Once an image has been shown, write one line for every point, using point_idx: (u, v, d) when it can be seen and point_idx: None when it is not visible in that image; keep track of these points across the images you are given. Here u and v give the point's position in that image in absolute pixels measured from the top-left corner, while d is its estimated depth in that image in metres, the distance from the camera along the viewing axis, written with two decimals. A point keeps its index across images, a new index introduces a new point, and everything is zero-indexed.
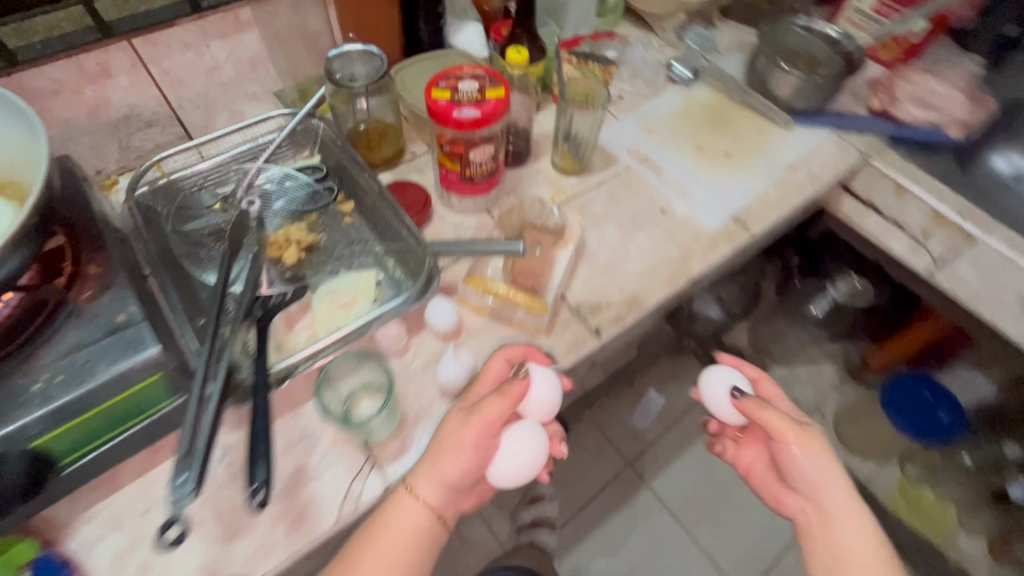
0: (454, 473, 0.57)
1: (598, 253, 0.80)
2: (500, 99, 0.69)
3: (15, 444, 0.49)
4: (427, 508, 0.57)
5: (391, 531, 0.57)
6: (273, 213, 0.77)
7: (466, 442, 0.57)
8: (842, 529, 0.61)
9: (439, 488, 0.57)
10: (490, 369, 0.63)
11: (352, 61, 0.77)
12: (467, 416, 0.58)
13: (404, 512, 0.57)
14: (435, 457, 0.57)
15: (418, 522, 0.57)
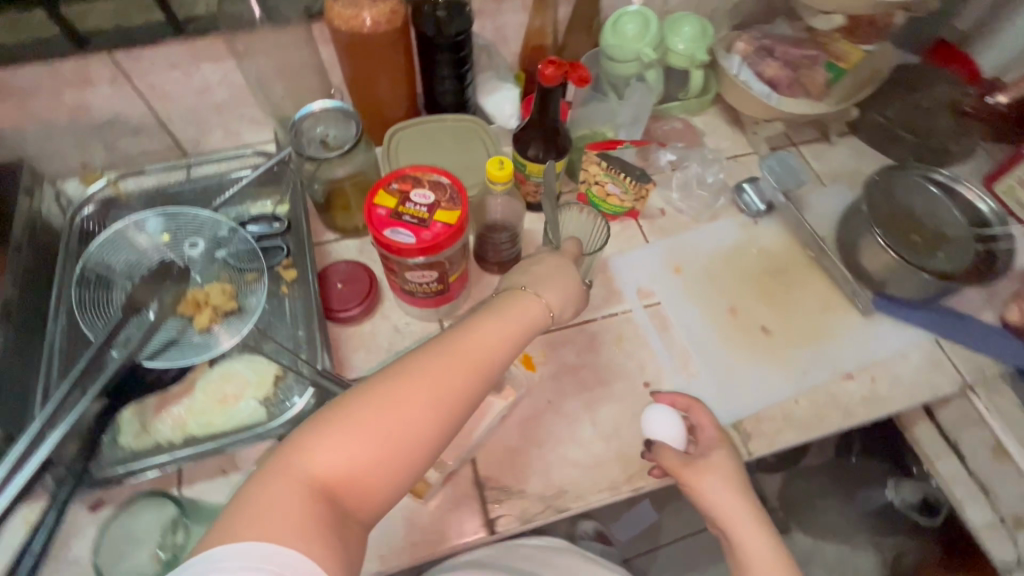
0: (506, 347, 0.48)
1: (540, 417, 0.65)
2: (448, 225, 0.56)
3: None
4: (479, 361, 0.45)
5: (432, 368, 0.43)
6: (208, 264, 0.68)
7: (523, 326, 0.49)
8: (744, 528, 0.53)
9: (488, 361, 0.46)
10: (537, 282, 0.53)
11: (324, 121, 0.67)
12: (523, 301, 0.51)
13: (453, 360, 0.44)
14: (490, 325, 0.48)
15: (472, 366, 0.45)
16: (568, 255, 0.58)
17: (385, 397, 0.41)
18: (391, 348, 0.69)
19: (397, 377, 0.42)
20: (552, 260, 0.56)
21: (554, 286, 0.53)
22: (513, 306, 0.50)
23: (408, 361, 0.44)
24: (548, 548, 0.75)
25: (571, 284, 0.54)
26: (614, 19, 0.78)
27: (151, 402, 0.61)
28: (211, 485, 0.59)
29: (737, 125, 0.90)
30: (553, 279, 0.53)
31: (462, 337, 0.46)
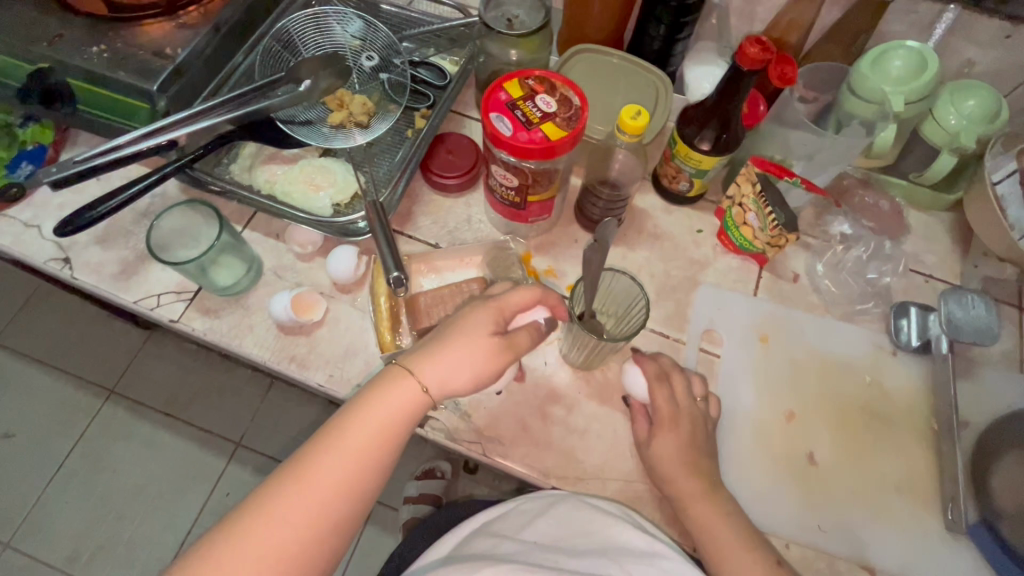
0: (363, 460, 0.47)
1: (527, 370, 0.63)
2: (547, 140, 0.53)
3: (63, 71, 0.66)
4: (332, 487, 0.45)
5: (286, 509, 0.44)
6: (369, 79, 0.75)
7: (388, 425, 0.48)
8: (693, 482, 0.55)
9: (344, 485, 0.46)
10: (418, 359, 0.49)
11: (518, 0, 0.69)
12: (389, 395, 0.48)
13: (304, 492, 0.45)
14: (348, 437, 0.47)
15: (325, 496, 0.45)
16: (487, 329, 0.49)
17: (230, 558, 0.43)
18: (453, 232, 0.71)
19: (248, 527, 0.44)
20: (474, 329, 0.49)
21: (432, 365, 0.48)
22: (372, 405, 0.47)
23: (260, 509, 0.44)
24: (542, 499, 0.59)
25: (467, 368, 0.49)
26: (884, 48, 0.64)
27: (263, 152, 0.71)
28: (264, 240, 0.69)
29: (959, 246, 0.70)
30: (441, 361, 0.48)
31: (312, 459, 0.46)
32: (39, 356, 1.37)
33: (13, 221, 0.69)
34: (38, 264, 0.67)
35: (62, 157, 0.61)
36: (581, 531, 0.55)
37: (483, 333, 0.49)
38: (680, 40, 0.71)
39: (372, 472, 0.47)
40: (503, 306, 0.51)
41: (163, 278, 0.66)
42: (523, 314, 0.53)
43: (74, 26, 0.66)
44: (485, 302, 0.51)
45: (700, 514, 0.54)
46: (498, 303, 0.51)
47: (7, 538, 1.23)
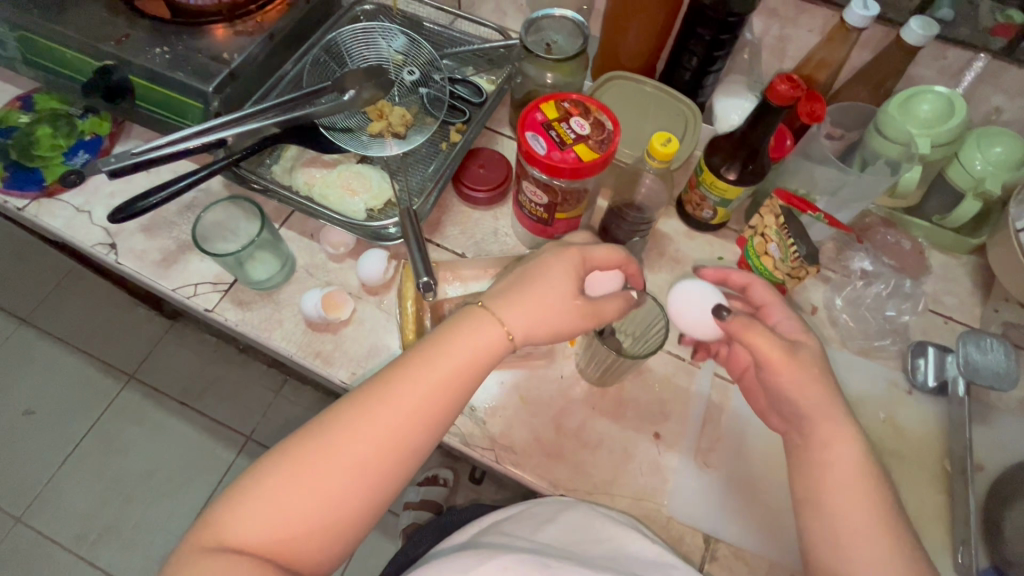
0: (442, 391, 0.47)
1: (543, 382, 0.65)
2: (582, 160, 0.55)
3: (126, 69, 0.70)
4: (408, 414, 0.46)
5: (366, 423, 0.45)
6: (408, 93, 0.78)
7: (468, 364, 0.47)
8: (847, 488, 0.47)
9: (419, 415, 0.46)
10: (503, 302, 0.49)
11: (557, 27, 0.72)
12: (472, 330, 0.48)
13: (384, 412, 0.45)
14: (428, 370, 0.47)
15: (400, 420, 0.45)
16: (570, 281, 0.50)
17: (311, 459, 0.44)
18: (479, 243, 0.74)
19: (323, 436, 0.45)
20: (560, 279, 0.49)
21: (518, 306, 0.48)
22: (454, 341, 0.48)
23: (337, 418, 0.45)
24: (551, 504, 0.59)
25: (551, 308, 0.48)
26: (913, 91, 0.65)
27: (304, 156, 0.74)
28: (299, 239, 0.73)
29: (979, 290, 0.71)
30: (525, 305, 0.48)
31: (394, 383, 0.46)
32: (66, 337, 1.41)
33: (66, 205, 0.73)
34: (85, 248, 0.71)
35: (120, 148, 0.64)
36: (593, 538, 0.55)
37: (567, 280, 0.49)
38: (711, 73, 0.73)
39: (446, 408, 0.47)
40: (586, 258, 0.51)
41: (201, 269, 0.69)
42: (599, 272, 0.53)
43: (141, 28, 0.71)
44: (569, 250, 0.51)
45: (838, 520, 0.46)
46: (585, 256, 0.51)
47: (19, 513, 1.26)
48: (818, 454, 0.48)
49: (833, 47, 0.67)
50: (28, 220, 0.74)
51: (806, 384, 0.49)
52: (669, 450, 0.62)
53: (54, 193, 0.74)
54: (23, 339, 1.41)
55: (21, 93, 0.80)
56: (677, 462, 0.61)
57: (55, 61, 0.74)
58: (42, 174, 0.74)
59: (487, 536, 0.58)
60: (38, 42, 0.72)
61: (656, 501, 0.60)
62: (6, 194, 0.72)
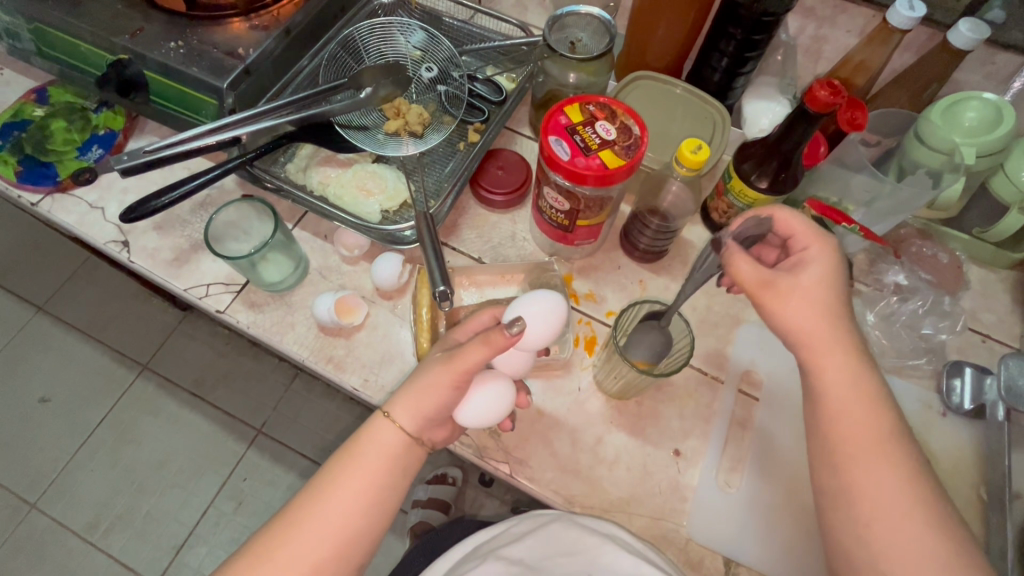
0: (350, 501, 0.46)
1: (561, 394, 0.63)
2: (606, 166, 0.53)
3: (141, 64, 0.69)
4: (327, 538, 0.45)
5: (273, 556, 0.44)
6: (426, 90, 0.76)
7: (378, 468, 0.47)
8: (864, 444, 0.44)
9: (338, 536, 0.45)
10: (391, 398, 0.49)
11: (583, 24, 0.69)
12: (363, 431, 0.49)
13: (289, 541, 0.45)
14: (337, 490, 0.46)
15: (310, 543, 0.45)
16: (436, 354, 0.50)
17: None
18: (497, 248, 0.72)
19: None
20: (430, 358, 0.50)
21: (396, 397, 0.49)
22: (354, 449, 0.48)
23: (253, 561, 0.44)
24: (535, 519, 0.59)
25: (426, 382, 0.47)
26: (959, 98, 0.62)
27: (319, 155, 0.73)
28: (312, 240, 0.71)
29: (1020, 307, 0.67)
30: (413, 397, 0.48)
31: (298, 507, 0.46)
32: (80, 327, 1.42)
33: (79, 201, 0.72)
34: (98, 245, 0.70)
35: (130, 147, 0.63)
36: (568, 550, 0.55)
37: (433, 355, 0.50)
38: (742, 74, 0.70)
39: (360, 519, 0.46)
40: (460, 335, 0.53)
41: (213, 269, 0.68)
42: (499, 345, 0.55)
43: (156, 21, 0.70)
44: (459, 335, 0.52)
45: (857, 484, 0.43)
46: (452, 333, 0.53)
47: (33, 500, 1.27)
48: (822, 396, 0.46)
49: (873, 50, 0.64)
50: (41, 215, 0.73)
51: (812, 323, 0.46)
52: (691, 467, 0.60)
53: (67, 188, 0.73)
54: (37, 327, 1.42)
55: (35, 86, 0.79)
56: (699, 481, 0.59)
57: (70, 54, 0.73)
58: (56, 169, 0.73)
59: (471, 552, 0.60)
60: (53, 35, 0.71)
61: (675, 521, 0.58)
62: (20, 189, 0.72)
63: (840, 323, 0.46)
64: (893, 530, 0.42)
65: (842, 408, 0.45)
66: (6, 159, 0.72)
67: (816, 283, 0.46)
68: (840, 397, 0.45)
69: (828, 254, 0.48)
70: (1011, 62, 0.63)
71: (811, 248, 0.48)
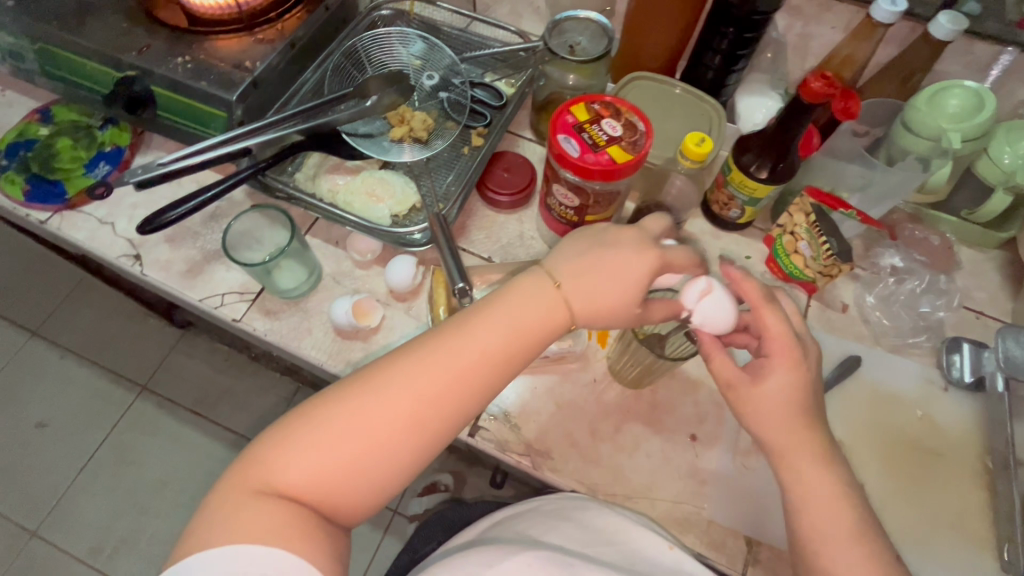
0: (495, 348, 0.48)
1: (578, 385, 0.64)
2: (617, 162, 0.55)
3: (148, 80, 0.70)
4: (462, 375, 0.48)
5: (417, 379, 0.47)
6: (428, 98, 0.80)
7: (531, 324, 0.49)
8: (838, 530, 0.47)
9: (470, 376, 0.48)
10: (564, 266, 0.51)
11: (583, 27, 0.70)
12: (538, 286, 0.50)
13: (434, 367, 0.47)
14: (486, 334, 0.49)
15: (448, 380, 0.47)
16: (626, 246, 0.50)
17: (364, 409, 0.46)
18: (506, 247, 0.73)
19: (379, 387, 0.47)
20: (614, 240, 0.51)
21: (585, 276, 0.50)
22: (518, 295, 0.50)
23: (394, 369, 0.48)
24: (565, 504, 0.61)
25: (619, 280, 0.49)
26: (942, 86, 0.65)
27: (326, 164, 0.74)
28: (324, 246, 0.72)
29: (1010, 284, 0.70)
30: (587, 271, 0.50)
31: (453, 338, 0.49)
32: (76, 351, 1.41)
33: (89, 217, 0.72)
34: (109, 260, 0.70)
35: (148, 160, 0.64)
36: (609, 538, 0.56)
37: (635, 254, 0.50)
38: (735, 72, 0.73)
39: (494, 370, 0.49)
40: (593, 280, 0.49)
41: (227, 279, 0.69)
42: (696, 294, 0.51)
43: (160, 37, 0.71)
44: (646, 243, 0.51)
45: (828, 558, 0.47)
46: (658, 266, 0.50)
47: (34, 527, 1.25)
48: (798, 482, 0.49)
49: (858, 44, 0.67)
50: (51, 233, 0.73)
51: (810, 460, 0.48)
52: (707, 451, 0.61)
53: (77, 205, 0.73)
54: (32, 351, 1.41)
55: (38, 106, 0.80)
56: (716, 465, 0.61)
57: (76, 73, 0.74)
58: (64, 187, 0.73)
59: (505, 534, 0.60)
60: (59, 55, 0.72)
61: (695, 504, 0.59)
62: (29, 207, 0.72)
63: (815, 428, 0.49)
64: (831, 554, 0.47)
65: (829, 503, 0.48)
66: (13, 178, 0.73)
67: (770, 408, 0.49)
68: (816, 503, 0.48)
69: (775, 388, 0.49)
70: (989, 51, 0.65)
71: (774, 359, 0.49)
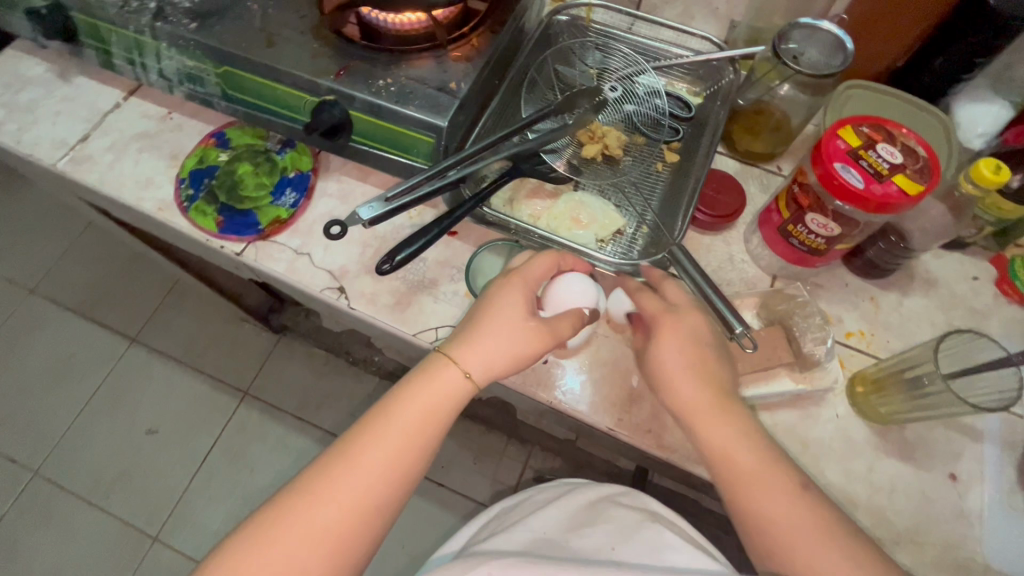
0: (393, 451, 0.49)
1: (820, 421, 0.61)
2: (907, 193, 0.51)
3: (347, 105, 0.67)
4: (381, 470, 0.48)
5: (341, 483, 0.47)
6: (616, 112, 0.75)
7: (430, 411, 0.51)
8: (784, 511, 0.48)
9: (388, 471, 0.49)
10: (465, 348, 0.52)
11: (815, 37, 0.66)
12: (439, 380, 0.52)
13: (341, 481, 0.47)
14: (392, 429, 0.50)
15: (369, 478, 0.48)
16: (521, 309, 0.54)
17: (265, 534, 0.45)
18: (716, 271, 0.69)
19: (277, 519, 0.46)
20: (500, 298, 0.54)
21: (476, 350, 0.52)
22: (421, 383, 0.52)
23: (283, 496, 0.47)
24: (557, 492, 0.69)
25: (511, 353, 0.53)
26: None
27: (526, 188, 0.72)
28: None
29: None
30: (482, 347, 0.52)
31: (353, 447, 0.49)
32: (180, 358, 1.41)
33: (284, 247, 0.70)
34: (311, 293, 0.68)
35: (372, 197, 0.60)
36: (589, 519, 0.63)
37: (524, 316, 0.54)
38: (964, 79, 0.68)
39: (408, 460, 0.50)
40: (528, 278, 0.56)
41: (437, 312, 0.66)
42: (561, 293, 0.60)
43: (355, 59, 0.68)
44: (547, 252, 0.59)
45: (791, 540, 0.47)
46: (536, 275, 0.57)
47: (154, 532, 1.26)
48: (766, 515, 0.48)
49: None
50: (241, 264, 0.71)
51: (758, 467, 0.50)
52: (970, 492, 0.58)
53: (270, 235, 0.71)
54: (136, 358, 1.41)
55: (212, 130, 0.78)
56: (982, 506, 0.57)
57: (262, 98, 0.71)
58: (256, 217, 0.71)
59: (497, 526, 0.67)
60: (247, 79, 0.70)
61: (970, 551, 0.55)
62: (224, 239, 0.70)
63: (753, 453, 0.50)
64: (793, 534, 0.47)
65: (774, 509, 0.48)
66: (205, 210, 0.71)
67: (728, 451, 0.51)
68: (757, 486, 0.49)
69: (716, 419, 0.52)
70: None
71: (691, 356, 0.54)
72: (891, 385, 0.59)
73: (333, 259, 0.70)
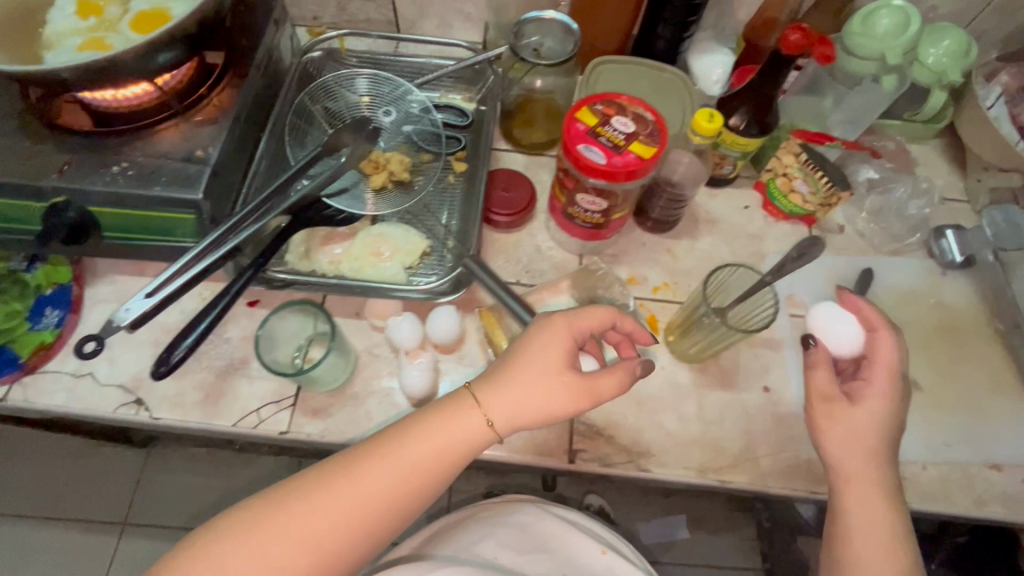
0: (390, 481, 0.45)
1: (649, 377, 0.65)
2: (643, 158, 0.55)
3: (81, 201, 0.59)
4: (379, 495, 0.44)
5: (336, 499, 0.44)
6: (393, 135, 0.74)
7: (443, 456, 0.45)
8: (874, 530, 0.48)
9: (383, 498, 0.44)
10: (490, 388, 0.46)
11: (547, 28, 0.70)
12: (459, 424, 0.46)
13: (339, 492, 0.44)
14: (399, 461, 0.45)
15: (362, 500, 0.44)
16: (560, 356, 0.46)
17: (251, 537, 0.43)
18: (528, 265, 0.71)
19: (266, 518, 0.44)
20: (541, 341, 0.46)
21: (505, 399, 0.46)
22: (444, 417, 0.46)
23: (279, 494, 0.45)
24: (510, 511, 0.71)
25: (540, 413, 0.45)
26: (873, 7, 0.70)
27: (319, 235, 0.68)
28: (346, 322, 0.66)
29: (957, 168, 0.80)
30: (511, 397, 0.45)
31: (358, 467, 0.45)
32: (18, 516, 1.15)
33: (59, 374, 0.62)
34: (104, 416, 0.60)
35: (128, 299, 0.54)
36: (539, 541, 0.68)
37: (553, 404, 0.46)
38: (687, 38, 0.75)
39: (407, 495, 0.45)
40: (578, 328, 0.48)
41: (255, 392, 0.62)
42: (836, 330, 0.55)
43: (78, 148, 0.60)
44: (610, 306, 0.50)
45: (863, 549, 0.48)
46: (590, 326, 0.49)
47: None
48: (857, 513, 0.49)
49: None
50: (10, 409, 0.61)
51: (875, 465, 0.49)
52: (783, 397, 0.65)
53: (37, 365, 0.62)
54: None
55: None
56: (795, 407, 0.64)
57: None
58: (14, 350, 0.61)
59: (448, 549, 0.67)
60: None
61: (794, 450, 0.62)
62: None
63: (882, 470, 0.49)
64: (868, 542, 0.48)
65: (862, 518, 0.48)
66: None
67: (863, 475, 0.48)
68: (859, 500, 0.49)
69: (863, 476, 0.48)
70: None
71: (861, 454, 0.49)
72: (692, 326, 0.65)
73: (123, 370, 0.62)
